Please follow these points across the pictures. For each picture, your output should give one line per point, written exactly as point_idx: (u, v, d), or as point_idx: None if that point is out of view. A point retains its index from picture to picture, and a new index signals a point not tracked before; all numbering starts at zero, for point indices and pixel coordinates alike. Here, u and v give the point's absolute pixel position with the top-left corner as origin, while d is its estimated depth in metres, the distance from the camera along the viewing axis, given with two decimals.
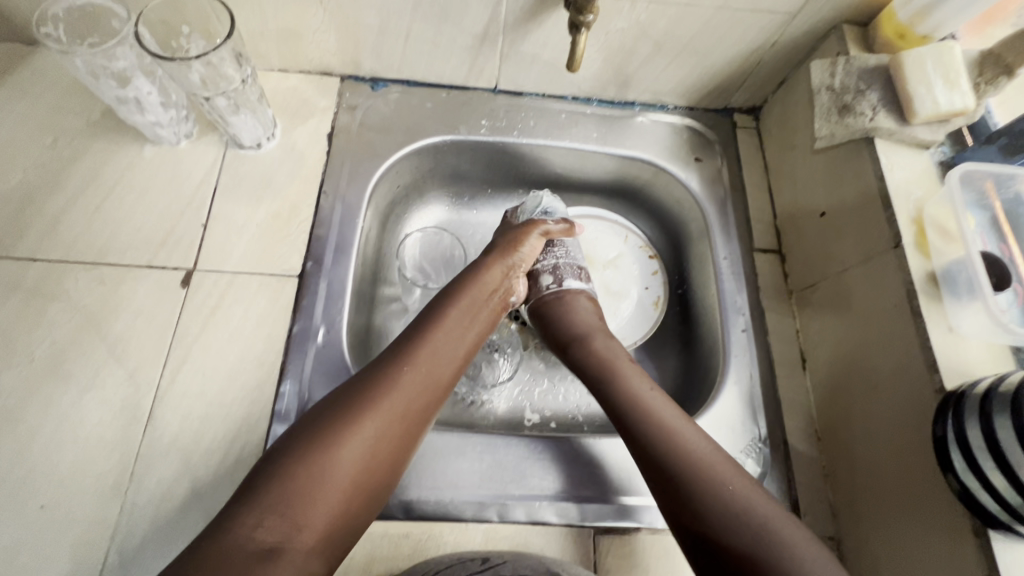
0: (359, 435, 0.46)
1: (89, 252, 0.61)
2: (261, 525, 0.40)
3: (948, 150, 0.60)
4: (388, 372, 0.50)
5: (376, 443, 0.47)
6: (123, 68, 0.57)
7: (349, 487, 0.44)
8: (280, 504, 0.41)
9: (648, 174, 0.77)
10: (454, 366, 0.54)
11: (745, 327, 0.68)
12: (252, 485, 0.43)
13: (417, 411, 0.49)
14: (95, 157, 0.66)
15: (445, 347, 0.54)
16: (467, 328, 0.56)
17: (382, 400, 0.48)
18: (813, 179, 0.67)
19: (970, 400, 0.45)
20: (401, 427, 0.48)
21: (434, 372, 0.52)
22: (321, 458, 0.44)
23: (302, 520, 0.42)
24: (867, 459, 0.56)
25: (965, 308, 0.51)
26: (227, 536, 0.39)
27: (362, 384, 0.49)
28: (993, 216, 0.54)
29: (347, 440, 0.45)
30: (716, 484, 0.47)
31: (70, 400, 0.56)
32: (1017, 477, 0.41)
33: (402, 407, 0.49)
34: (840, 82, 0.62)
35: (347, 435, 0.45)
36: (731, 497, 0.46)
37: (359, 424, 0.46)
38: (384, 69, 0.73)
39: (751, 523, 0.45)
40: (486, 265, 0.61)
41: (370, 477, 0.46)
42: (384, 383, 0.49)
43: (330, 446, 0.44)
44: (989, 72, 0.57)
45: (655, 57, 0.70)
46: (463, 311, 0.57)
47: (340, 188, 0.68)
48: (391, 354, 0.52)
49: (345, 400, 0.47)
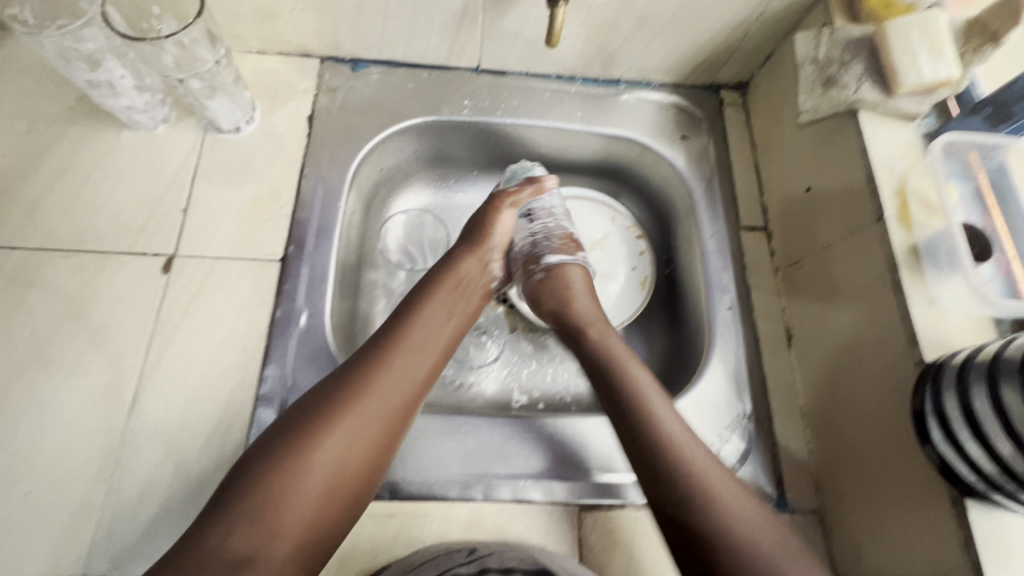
0: (332, 440, 0.45)
1: (68, 239, 0.61)
2: (233, 535, 0.41)
3: (933, 122, 0.59)
4: (360, 377, 0.49)
5: (349, 448, 0.46)
6: (93, 50, 0.56)
7: (323, 495, 0.44)
8: (253, 514, 0.42)
9: (634, 153, 0.76)
10: (431, 366, 0.53)
11: (730, 305, 0.67)
12: (228, 494, 0.43)
13: (394, 413, 0.49)
14: (71, 143, 0.65)
15: (424, 345, 0.53)
16: (442, 329, 0.55)
17: (353, 406, 0.47)
18: (799, 155, 0.66)
19: (948, 371, 0.46)
20: (378, 428, 0.48)
21: (409, 375, 0.51)
22: (294, 465, 0.44)
23: (276, 528, 0.42)
24: (848, 433, 0.56)
25: (946, 280, 0.50)
26: (204, 545, 0.40)
27: (336, 386, 0.48)
28: (977, 187, 0.54)
29: (317, 447, 0.45)
30: (699, 485, 0.47)
31: (53, 387, 0.56)
32: (993, 446, 0.42)
33: (377, 411, 0.48)
34: (825, 54, 0.61)
35: (317, 443, 0.45)
36: (716, 498, 0.46)
37: (331, 429, 0.46)
38: (364, 49, 0.71)
39: (729, 527, 0.44)
40: (462, 257, 0.62)
41: (346, 481, 0.45)
42: (356, 386, 0.48)
43: (301, 455, 0.44)
44: (975, 41, 0.56)
45: (638, 32, 0.68)
46: (437, 310, 0.56)
47: (321, 170, 0.68)
48: (362, 356, 0.51)
49: (316, 406, 0.47)
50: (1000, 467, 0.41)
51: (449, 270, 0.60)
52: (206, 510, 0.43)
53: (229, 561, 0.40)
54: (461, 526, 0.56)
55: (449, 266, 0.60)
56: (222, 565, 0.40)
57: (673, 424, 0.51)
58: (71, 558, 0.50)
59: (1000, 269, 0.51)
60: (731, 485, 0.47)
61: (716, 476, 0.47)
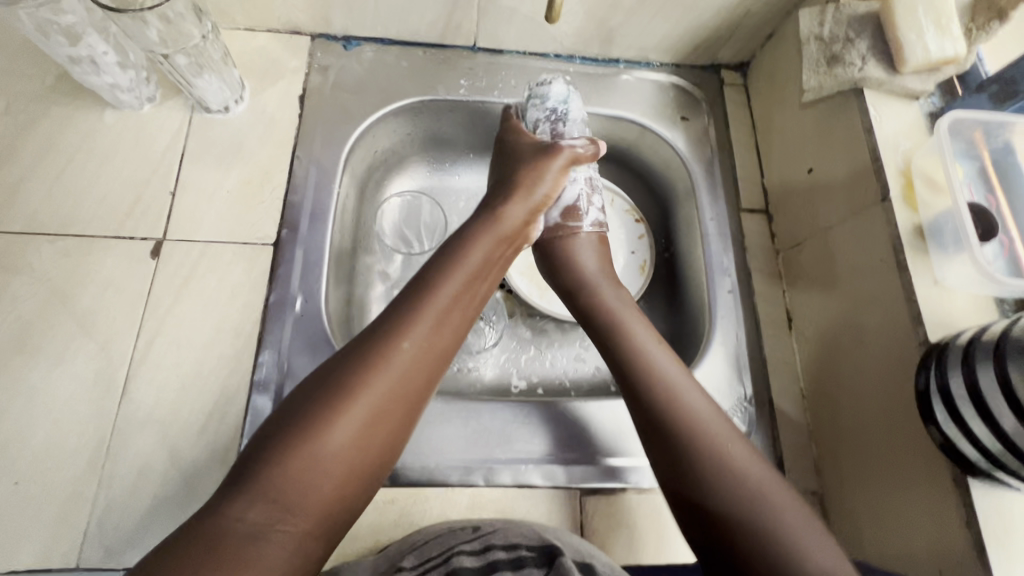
0: (348, 418, 0.43)
1: (52, 223, 0.59)
2: (249, 510, 0.39)
3: (938, 101, 0.58)
4: (377, 347, 0.45)
5: (366, 424, 0.44)
6: (72, 23, 0.53)
7: (341, 472, 0.42)
8: (267, 488, 0.40)
9: (634, 134, 0.75)
10: (452, 336, 0.50)
11: (731, 288, 0.67)
12: (244, 466, 0.41)
13: (418, 384, 0.47)
14: (53, 123, 0.62)
15: (451, 309, 0.50)
16: (471, 294, 0.52)
17: (370, 377, 0.44)
18: (801, 135, 0.65)
19: (954, 351, 0.45)
20: (401, 400, 0.45)
21: (428, 345, 0.47)
22: (313, 439, 0.41)
23: (291, 504, 0.40)
24: (850, 414, 0.56)
25: (951, 260, 0.50)
26: (219, 516, 0.39)
27: (358, 354, 0.45)
28: (981, 167, 0.54)
29: (337, 422, 0.42)
30: (711, 449, 0.45)
31: (40, 375, 0.54)
32: (998, 424, 0.42)
33: (393, 384, 0.45)
34: (829, 31, 0.60)
35: (333, 416, 0.42)
36: (728, 461, 0.45)
37: (352, 404, 0.43)
38: (356, 26, 0.69)
39: (744, 485, 0.44)
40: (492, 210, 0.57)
41: (362, 460, 0.43)
42: (378, 355, 0.45)
43: (313, 428, 0.42)
44: (982, 17, 0.55)
45: (638, 9, 0.67)
46: (467, 271, 0.52)
47: (314, 151, 0.66)
48: (382, 325, 0.47)
49: (331, 378, 0.44)
50: (1004, 445, 0.41)
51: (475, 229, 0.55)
52: (222, 483, 0.41)
53: (242, 535, 0.38)
54: (462, 511, 0.56)
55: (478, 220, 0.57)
56: (237, 538, 0.38)
57: (684, 387, 0.50)
58: (63, 548, 0.49)
59: (1004, 249, 0.50)
60: (738, 448, 0.46)
61: (731, 441, 0.46)
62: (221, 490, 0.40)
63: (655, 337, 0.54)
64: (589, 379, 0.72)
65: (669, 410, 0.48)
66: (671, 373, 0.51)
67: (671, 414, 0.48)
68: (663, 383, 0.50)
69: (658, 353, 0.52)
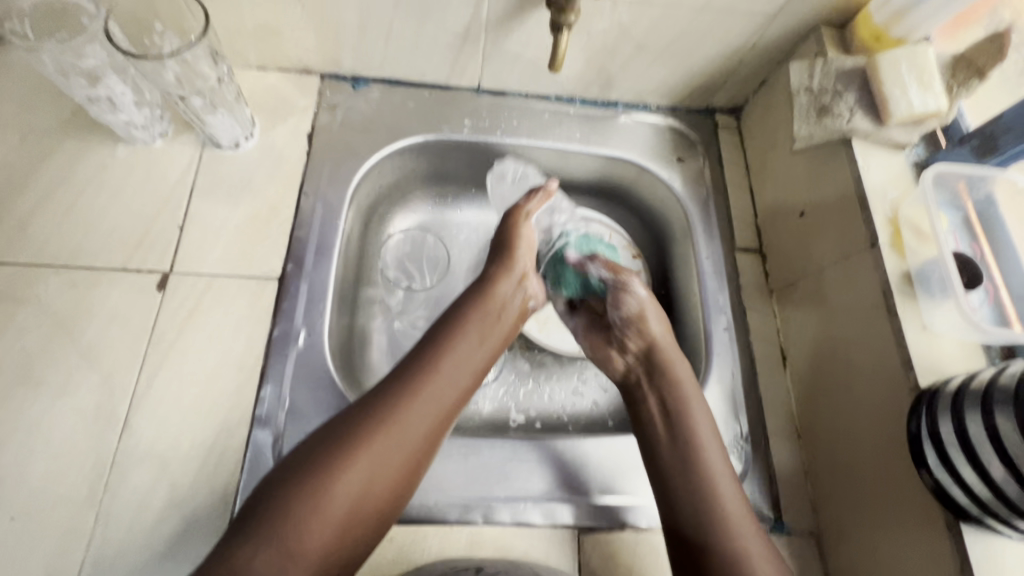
0: (355, 469, 0.44)
1: (60, 255, 0.60)
2: (256, 554, 0.39)
3: (923, 151, 0.61)
4: (389, 404, 0.48)
5: (374, 477, 0.45)
6: (93, 66, 0.56)
7: (343, 523, 0.43)
8: (275, 532, 0.40)
9: (631, 173, 0.77)
10: (458, 393, 0.52)
11: (727, 326, 0.68)
12: (252, 514, 0.41)
13: (422, 446, 0.48)
14: (65, 156, 0.64)
15: (455, 373, 0.52)
16: (474, 360, 0.54)
17: (383, 431, 0.46)
18: (793, 179, 0.68)
19: (944, 397, 0.47)
20: (407, 462, 0.47)
21: (434, 406, 0.50)
22: (321, 489, 0.42)
23: (295, 550, 0.40)
24: (843, 455, 0.57)
25: (939, 306, 0.52)
26: (226, 560, 0.39)
27: (369, 409, 0.47)
28: (965, 217, 0.56)
29: (344, 473, 0.43)
30: (719, 513, 0.49)
31: (41, 408, 0.54)
32: (987, 472, 0.43)
33: (404, 440, 0.47)
34: (818, 83, 0.63)
35: (344, 467, 0.44)
36: (734, 526, 0.48)
37: (359, 456, 0.44)
38: (365, 68, 0.72)
39: (745, 551, 0.47)
40: (495, 279, 0.60)
41: (366, 515, 0.44)
42: (387, 415, 0.47)
43: (326, 479, 0.43)
44: (962, 75, 0.58)
45: (637, 57, 0.70)
46: (470, 335, 0.55)
47: (321, 187, 0.68)
48: (393, 383, 0.50)
49: (345, 426, 0.46)
50: (994, 492, 0.42)
51: (478, 295, 0.59)
52: (231, 528, 0.41)
53: None
54: (461, 549, 0.55)
55: (485, 286, 0.60)
56: None
57: (712, 449, 0.53)
58: None
59: (989, 296, 0.52)
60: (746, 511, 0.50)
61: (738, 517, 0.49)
62: (229, 535, 0.41)
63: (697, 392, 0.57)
64: (587, 413, 0.72)
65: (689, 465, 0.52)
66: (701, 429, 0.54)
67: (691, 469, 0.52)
68: (694, 439, 0.54)
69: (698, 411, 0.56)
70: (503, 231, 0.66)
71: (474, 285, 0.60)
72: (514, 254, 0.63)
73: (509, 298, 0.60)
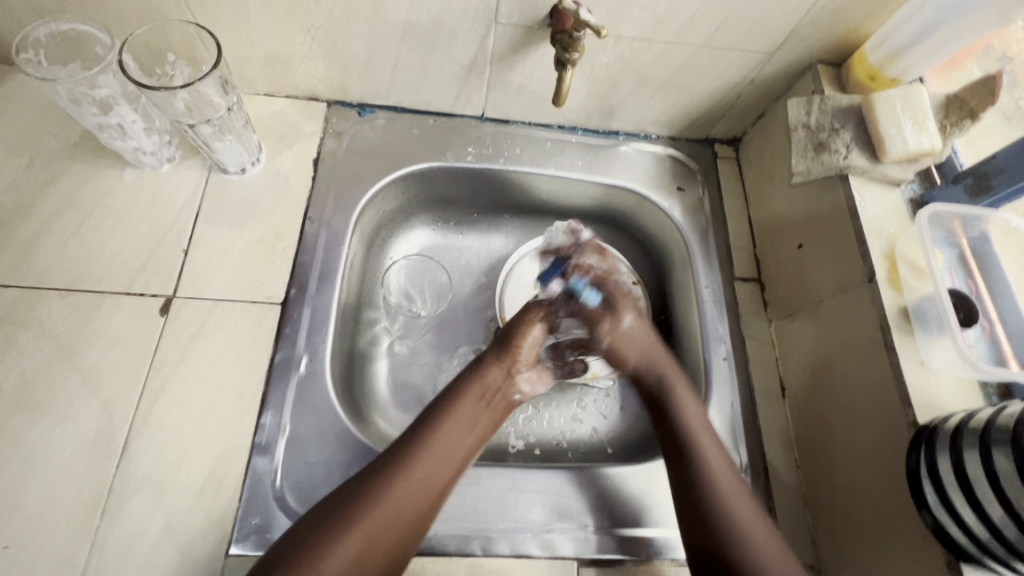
0: (335, 554, 0.46)
1: (63, 279, 0.60)
2: None
3: (918, 188, 0.62)
4: (380, 482, 0.50)
5: (366, 551, 0.47)
6: (106, 95, 0.57)
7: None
8: None
9: (632, 202, 0.78)
10: (447, 475, 0.53)
11: (726, 355, 0.69)
12: None
13: (407, 523, 0.49)
14: (73, 180, 0.64)
15: (442, 453, 0.53)
16: (463, 440, 0.55)
17: (366, 518, 0.48)
18: (791, 211, 0.69)
19: (942, 434, 0.47)
20: (391, 539, 0.48)
21: (427, 485, 0.51)
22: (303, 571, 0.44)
23: None
24: (843, 489, 0.57)
25: (936, 343, 0.53)
26: None
27: (357, 489, 0.49)
28: (960, 253, 0.57)
29: (327, 556, 0.45)
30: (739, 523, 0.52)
31: (40, 433, 0.54)
32: (986, 513, 0.43)
33: (393, 515, 0.49)
34: (815, 120, 0.65)
35: (325, 554, 0.46)
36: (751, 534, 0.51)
37: (342, 540, 0.46)
38: (371, 96, 0.73)
39: None
40: (490, 363, 0.61)
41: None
42: (372, 494, 0.49)
43: (310, 565, 0.45)
44: (954, 115, 0.60)
45: (638, 90, 0.71)
46: (461, 420, 0.56)
47: (325, 213, 0.68)
48: (384, 461, 0.51)
49: (331, 508, 0.48)
50: (992, 532, 0.42)
51: (471, 375, 0.60)
52: None
53: None
54: None
55: (478, 369, 0.60)
56: None
57: (714, 457, 0.56)
58: None
59: (984, 333, 0.53)
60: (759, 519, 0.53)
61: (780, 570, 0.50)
62: None
63: (692, 403, 0.61)
64: (587, 440, 0.72)
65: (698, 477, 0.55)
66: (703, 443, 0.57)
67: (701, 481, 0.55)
68: (700, 453, 0.56)
69: (693, 417, 0.59)
70: (515, 325, 0.64)
71: (471, 367, 0.61)
72: (516, 353, 0.62)
73: (503, 382, 0.61)
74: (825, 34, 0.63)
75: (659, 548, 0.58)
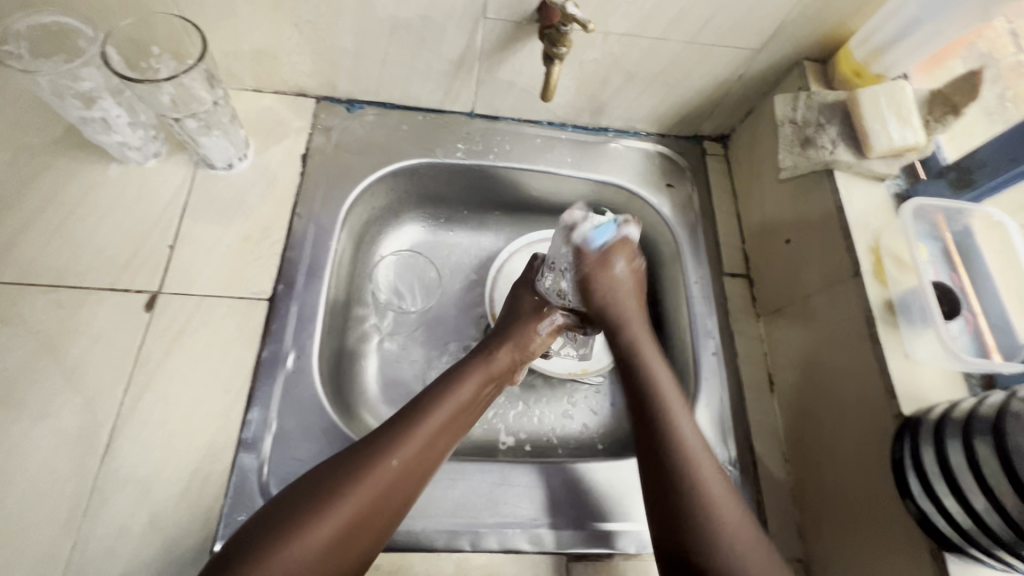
0: (326, 522, 0.45)
1: (46, 274, 0.59)
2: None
3: (903, 183, 0.63)
4: (378, 454, 0.49)
5: (355, 523, 0.47)
6: (89, 88, 0.56)
7: (322, 556, 0.45)
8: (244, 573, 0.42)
9: (622, 199, 0.79)
10: (435, 459, 0.52)
11: (714, 350, 0.69)
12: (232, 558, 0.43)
13: (395, 500, 0.49)
14: (57, 175, 0.64)
15: (439, 437, 0.53)
16: (456, 428, 0.55)
17: (359, 491, 0.47)
18: (779, 206, 0.69)
19: (926, 425, 0.48)
20: (377, 514, 0.48)
21: (421, 462, 0.51)
22: (294, 535, 0.44)
23: None
24: (830, 481, 0.58)
25: (921, 335, 0.53)
26: None
27: (354, 462, 0.48)
28: (945, 247, 0.58)
29: (317, 526, 0.45)
30: (720, 530, 0.48)
31: (21, 430, 0.53)
32: (968, 502, 0.43)
33: (395, 482, 0.49)
34: (802, 115, 0.65)
35: (315, 524, 0.45)
36: (732, 536, 0.48)
37: (334, 511, 0.46)
38: (360, 92, 0.73)
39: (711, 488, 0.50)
40: (496, 348, 0.62)
41: (341, 559, 0.46)
42: (368, 468, 0.48)
43: (299, 533, 0.44)
44: (938, 110, 0.60)
45: (627, 86, 0.71)
46: (458, 403, 0.56)
47: (314, 209, 0.68)
48: (380, 437, 0.51)
49: (323, 480, 0.47)
50: (974, 521, 0.43)
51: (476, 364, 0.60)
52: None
53: None
54: None
55: (482, 357, 0.61)
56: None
57: (658, 368, 0.59)
58: None
59: (967, 325, 0.54)
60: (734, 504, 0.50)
61: (711, 475, 0.51)
62: None
63: (675, 394, 0.57)
64: (577, 435, 0.72)
65: (687, 478, 0.51)
66: (690, 443, 0.53)
67: (690, 483, 0.51)
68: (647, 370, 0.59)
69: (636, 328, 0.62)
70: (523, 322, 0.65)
71: (476, 353, 0.61)
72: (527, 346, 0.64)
73: (501, 370, 0.61)
74: (812, 30, 0.63)
75: (646, 542, 0.58)
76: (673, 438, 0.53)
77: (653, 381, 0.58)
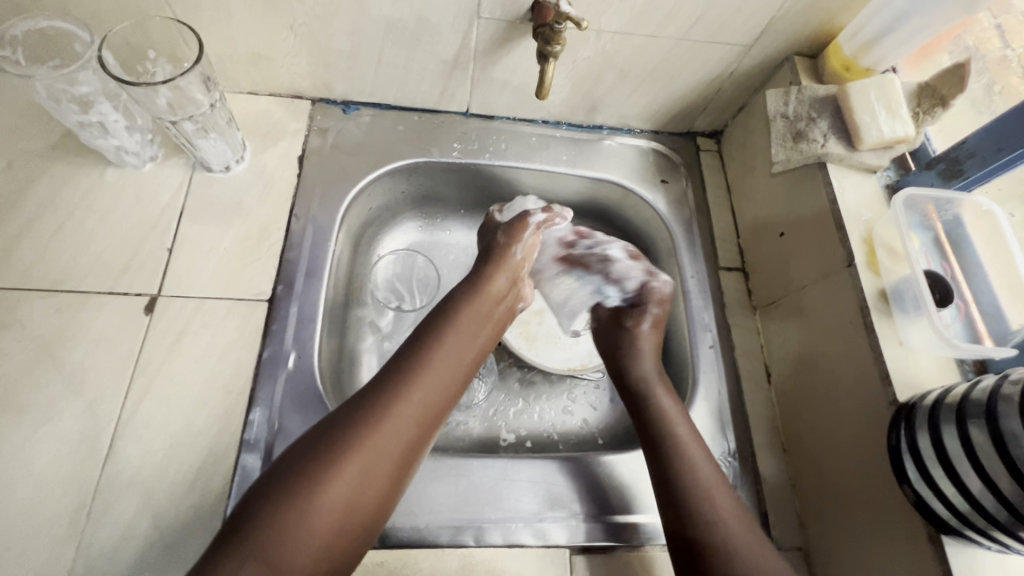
0: (343, 472, 0.46)
1: (45, 279, 0.59)
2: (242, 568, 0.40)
3: (893, 175, 0.65)
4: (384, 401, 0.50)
5: (371, 468, 0.47)
6: (86, 92, 0.57)
7: (347, 504, 0.45)
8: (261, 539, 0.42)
9: (617, 195, 0.79)
10: (443, 398, 0.54)
11: (712, 343, 0.69)
12: (239, 526, 0.42)
13: (408, 441, 0.50)
14: (53, 180, 0.64)
15: (441, 375, 0.54)
16: (458, 364, 0.56)
17: (367, 439, 0.48)
18: (771, 200, 0.70)
19: (920, 411, 0.48)
20: (395, 458, 0.49)
21: (428, 403, 0.52)
22: (312, 490, 0.44)
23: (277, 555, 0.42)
24: (828, 470, 0.58)
25: (913, 323, 0.54)
26: None
27: (358, 410, 0.49)
28: (936, 236, 0.59)
29: (334, 477, 0.45)
30: (721, 528, 0.50)
31: (23, 435, 0.53)
32: (964, 485, 0.44)
33: (392, 440, 0.49)
34: (793, 110, 0.66)
35: (331, 475, 0.45)
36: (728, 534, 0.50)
37: (347, 460, 0.46)
38: (356, 93, 0.73)
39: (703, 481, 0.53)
40: (487, 276, 0.63)
41: (363, 504, 0.47)
42: (373, 416, 0.49)
43: (317, 486, 0.45)
44: (926, 102, 0.62)
45: (621, 83, 0.72)
46: (457, 339, 0.57)
47: (311, 210, 0.68)
48: (383, 380, 0.52)
49: (331, 428, 0.48)
50: (970, 503, 0.44)
51: (469, 295, 0.61)
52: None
53: None
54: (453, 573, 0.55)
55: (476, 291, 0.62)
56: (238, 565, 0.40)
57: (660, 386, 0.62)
58: None
59: (960, 312, 0.55)
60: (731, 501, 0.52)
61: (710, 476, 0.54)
62: None
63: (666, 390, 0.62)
64: (578, 431, 0.73)
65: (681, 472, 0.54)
66: (702, 467, 0.54)
67: (682, 475, 0.54)
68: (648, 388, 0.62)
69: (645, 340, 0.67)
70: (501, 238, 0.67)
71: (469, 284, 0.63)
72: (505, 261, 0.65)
73: (501, 296, 0.63)
74: (800, 27, 0.64)
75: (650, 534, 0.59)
76: (674, 446, 0.56)
77: (658, 404, 0.60)
